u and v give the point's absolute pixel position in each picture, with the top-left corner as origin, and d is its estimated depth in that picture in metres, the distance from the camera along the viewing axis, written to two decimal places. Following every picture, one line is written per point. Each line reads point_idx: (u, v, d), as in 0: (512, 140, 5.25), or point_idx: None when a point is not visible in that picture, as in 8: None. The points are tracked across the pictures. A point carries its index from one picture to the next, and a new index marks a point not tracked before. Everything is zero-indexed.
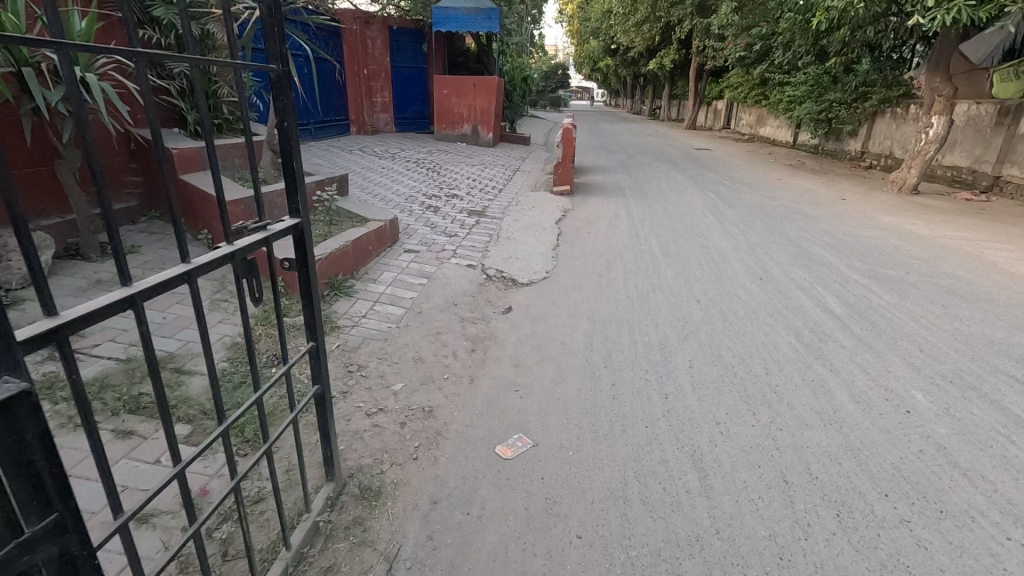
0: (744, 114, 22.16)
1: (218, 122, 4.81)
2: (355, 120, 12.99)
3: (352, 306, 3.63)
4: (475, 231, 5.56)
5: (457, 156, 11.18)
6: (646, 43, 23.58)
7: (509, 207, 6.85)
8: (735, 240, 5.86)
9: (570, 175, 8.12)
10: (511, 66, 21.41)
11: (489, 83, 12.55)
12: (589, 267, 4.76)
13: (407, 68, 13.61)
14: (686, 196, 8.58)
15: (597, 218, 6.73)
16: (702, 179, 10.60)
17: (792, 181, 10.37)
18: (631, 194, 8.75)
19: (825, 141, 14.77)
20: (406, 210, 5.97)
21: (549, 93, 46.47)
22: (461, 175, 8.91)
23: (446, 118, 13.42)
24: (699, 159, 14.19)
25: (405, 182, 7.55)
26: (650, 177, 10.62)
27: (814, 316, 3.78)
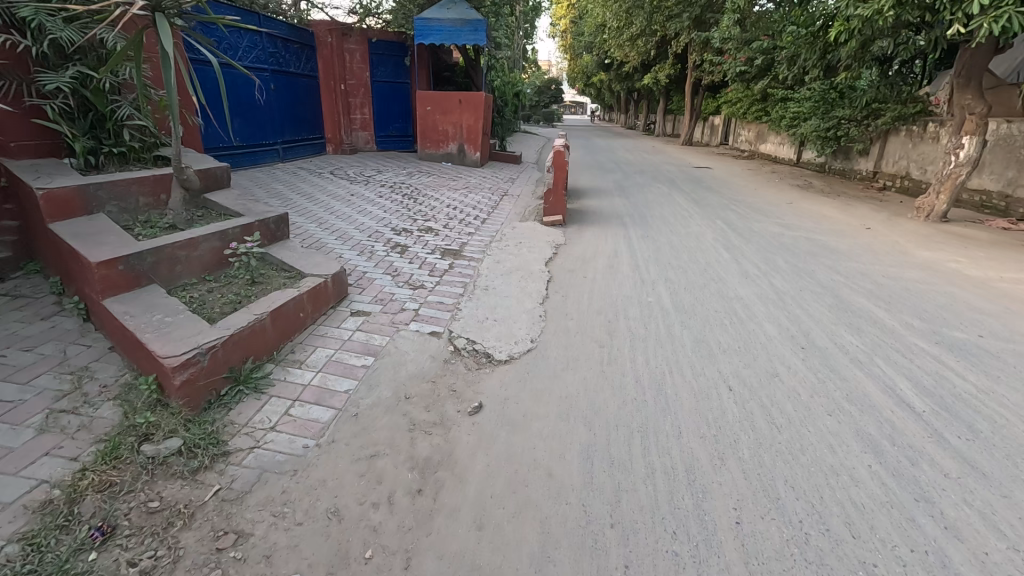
0: (743, 129, 21.50)
1: (122, 150, 3.83)
2: (331, 138, 12.10)
3: (259, 410, 2.62)
4: (447, 280, 4.59)
5: (441, 178, 10.32)
6: (641, 58, 22.99)
7: (492, 244, 5.89)
8: (758, 285, 4.95)
9: (563, 203, 7.20)
10: (501, 82, 20.68)
11: (476, 98, 11.69)
12: (586, 330, 3.82)
13: (389, 84, 12.75)
14: (693, 225, 7.66)
15: (594, 256, 5.79)
16: (707, 202, 9.73)
17: (804, 206, 9.56)
18: (631, 222, 7.86)
19: (832, 159, 14.00)
20: (366, 252, 5.02)
21: (543, 108, 45.98)
22: (442, 203, 7.97)
23: (431, 136, 12.52)
24: (701, 179, 13.38)
25: (374, 214, 6.60)
26: (651, 201, 9.76)
27: (888, 414, 2.81)
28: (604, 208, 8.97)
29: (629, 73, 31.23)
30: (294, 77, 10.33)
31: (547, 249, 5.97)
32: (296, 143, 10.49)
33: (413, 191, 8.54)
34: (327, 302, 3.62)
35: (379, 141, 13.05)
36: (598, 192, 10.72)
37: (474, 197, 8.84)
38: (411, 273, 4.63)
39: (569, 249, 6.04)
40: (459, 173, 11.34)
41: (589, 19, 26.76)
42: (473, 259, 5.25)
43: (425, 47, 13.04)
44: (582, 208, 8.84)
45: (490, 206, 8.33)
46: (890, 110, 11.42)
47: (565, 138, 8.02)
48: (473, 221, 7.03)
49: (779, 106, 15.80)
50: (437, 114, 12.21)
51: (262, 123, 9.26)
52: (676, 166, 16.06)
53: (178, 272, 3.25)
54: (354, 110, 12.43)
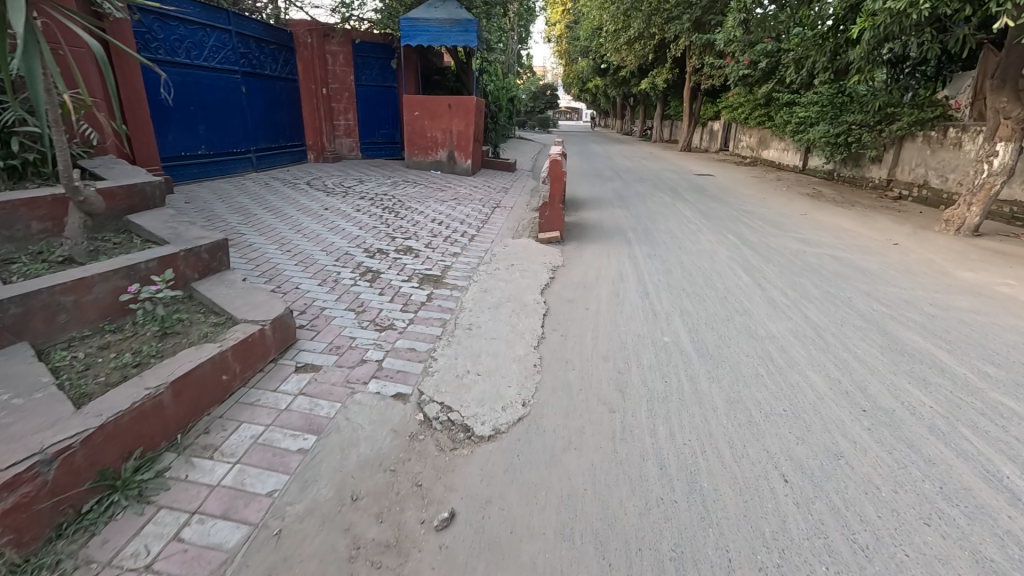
0: (744, 135, 20.92)
1: (13, 164, 3.08)
2: (313, 145, 11.36)
3: (135, 534, 1.86)
4: (423, 316, 3.83)
5: (429, 188, 9.60)
6: (639, 62, 22.44)
7: (479, 267, 5.14)
8: (791, 318, 4.22)
9: (560, 218, 6.48)
10: (495, 87, 20.03)
11: (467, 103, 10.99)
12: (592, 386, 3.07)
13: (375, 87, 12.03)
14: (704, 241, 6.93)
15: (597, 281, 5.05)
16: (716, 214, 9.03)
17: (819, 218, 8.88)
18: (635, 236, 7.13)
19: (842, 167, 13.39)
20: (330, 281, 4.28)
21: (538, 114, 45.42)
22: (427, 217, 7.22)
23: (419, 143, 11.80)
24: (705, 188, 12.71)
25: (348, 232, 5.85)
26: (655, 213, 9.05)
27: (1008, 523, 2.07)
28: (605, 221, 8.25)
29: (625, 78, 30.69)
30: (268, 80, 9.59)
31: (543, 272, 5.22)
32: (271, 151, 9.73)
33: (397, 204, 7.80)
34: (263, 356, 2.86)
35: (365, 148, 12.32)
36: (598, 203, 10.03)
37: (464, 209, 8.11)
38: (380, 309, 3.87)
39: (568, 273, 5.30)
40: (449, 182, 10.62)
41: (585, 23, 26.18)
42: (457, 288, 4.50)
43: (413, 49, 12.35)
44: (581, 221, 8.12)
45: (480, 219, 7.59)
46: (905, 114, 10.80)
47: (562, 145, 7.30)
48: (461, 239, 6.28)
49: (784, 111, 15.18)
50: (426, 119, 11.50)
51: (233, 129, 8.50)
52: (678, 174, 15.40)
53: (59, 324, 2.48)
54: (338, 115, 11.70)
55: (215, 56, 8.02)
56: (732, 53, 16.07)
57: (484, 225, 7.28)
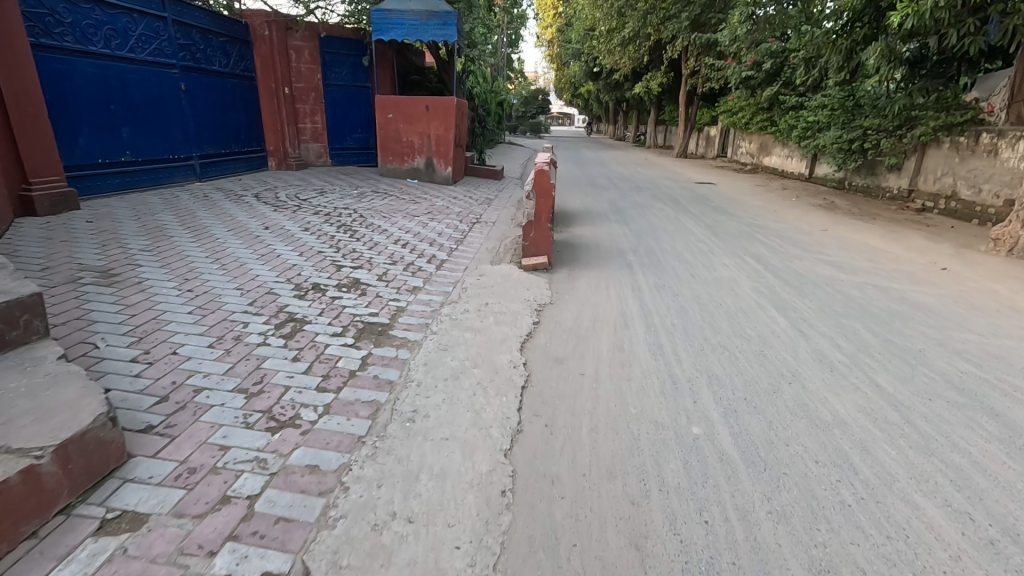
0: (743, 141, 20.04)
1: None
2: (274, 150, 10.20)
3: None
4: (346, 397, 2.68)
5: (400, 200, 8.47)
6: (633, 64, 21.50)
7: (442, 308, 4.00)
8: (858, 389, 3.11)
9: (548, 240, 5.36)
10: (482, 89, 18.96)
11: (447, 104, 9.96)
12: (592, 540, 1.93)
13: (345, 87, 10.88)
14: (719, 266, 5.84)
15: (595, 327, 3.92)
16: (727, 230, 7.96)
17: (841, 234, 7.87)
18: (637, 260, 6.02)
19: (854, 175, 12.45)
20: (230, 338, 3.13)
21: (528, 119, 44.51)
22: (389, 237, 6.07)
23: (394, 149, 10.65)
24: (708, 198, 11.68)
25: (283, 260, 4.69)
26: (657, 228, 7.96)
27: None
28: (601, 238, 7.15)
29: (618, 82, 29.83)
30: (218, 77, 8.45)
31: (526, 315, 4.07)
32: (221, 157, 8.56)
33: (357, 220, 6.65)
34: (34, 512, 1.69)
35: (335, 154, 11.15)
36: (591, 215, 8.95)
37: (437, 225, 6.97)
38: (286, 387, 2.70)
39: (557, 314, 4.16)
40: (425, 192, 9.52)
41: (578, 23, 25.28)
42: (408, 344, 3.35)
43: (389, 45, 11.23)
44: (572, 240, 7.02)
45: (455, 239, 6.44)
46: (928, 119, 9.84)
47: (551, 153, 6.20)
48: (426, 265, 5.14)
49: (790, 115, 14.22)
50: (401, 123, 10.37)
51: (169, 132, 7.35)
52: (676, 182, 14.39)
53: None
54: (303, 118, 10.54)
55: (145, 47, 6.89)
56: (733, 53, 15.11)
57: (458, 246, 6.13)
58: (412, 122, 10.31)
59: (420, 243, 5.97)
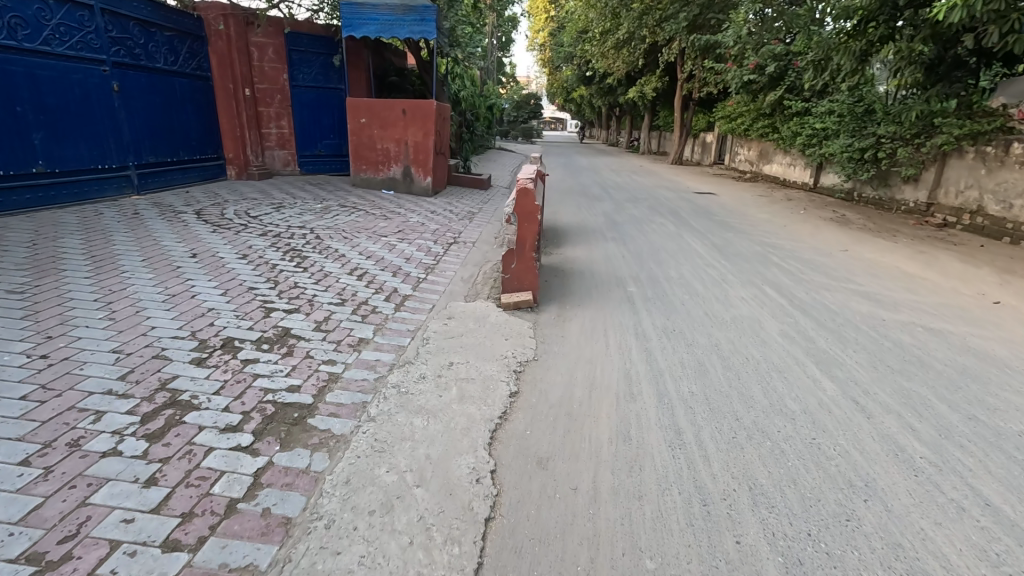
0: (741, 148, 19.32)
1: None
2: (233, 158, 9.20)
3: None
4: (205, 563, 1.71)
5: (369, 215, 7.53)
6: (627, 68, 20.71)
7: (390, 375, 3.04)
8: (965, 514, 2.19)
9: (532, 273, 4.42)
10: (468, 93, 18.06)
11: (427, 107, 9.14)
12: None
13: (314, 89, 9.92)
14: (735, 301, 4.94)
15: (591, 401, 2.98)
16: (738, 251, 7.09)
17: (865, 257, 7.03)
18: (640, 292, 5.10)
19: (865, 186, 11.65)
20: (63, 443, 2.16)
21: (520, 124, 43.67)
22: (346, 264, 5.10)
23: (367, 157, 9.69)
24: (710, 211, 10.83)
25: (197, 303, 3.71)
26: (659, 249, 7.07)
27: None
28: (595, 262, 6.23)
29: (612, 86, 29.15)
30: (162, 75, 7.50)
31: (502, 382, 3.13)
32: (165, 167, 7.58)
33: (310, 242, 5.68)
34: None
35: (303, 161, 10.14)
36: (584, 232, 8.05)
37: (406, 248, 6.01)
38: (111, 545, 1.73)
39: (541, 380, 3.22)
40: (401, 206, 8.58)
41: (570, 25, 24.54)
42: (329, 443, 2.39)
43: (363, 44, 10.29)
44: (563, 265, 6.10)
45: (425, 266, 5.47)
46: (949, 126, 9.06)
47: (536, 165, 5.28)
48: (383, 305, 4.18)
49: (794, 121, 13.47)
50: (375, 128, 9.43)
51: (96, 139, 6.38)
52: (674, 192, 13.56)
53: None
54: (267, 123, 9.57)
55: (64, 39, 5.91)
56: (733, 57, 14.36)
57: (428, 275, 5.17)
58: (387, 128, 9.39)
59: (380, 273, 5.00)
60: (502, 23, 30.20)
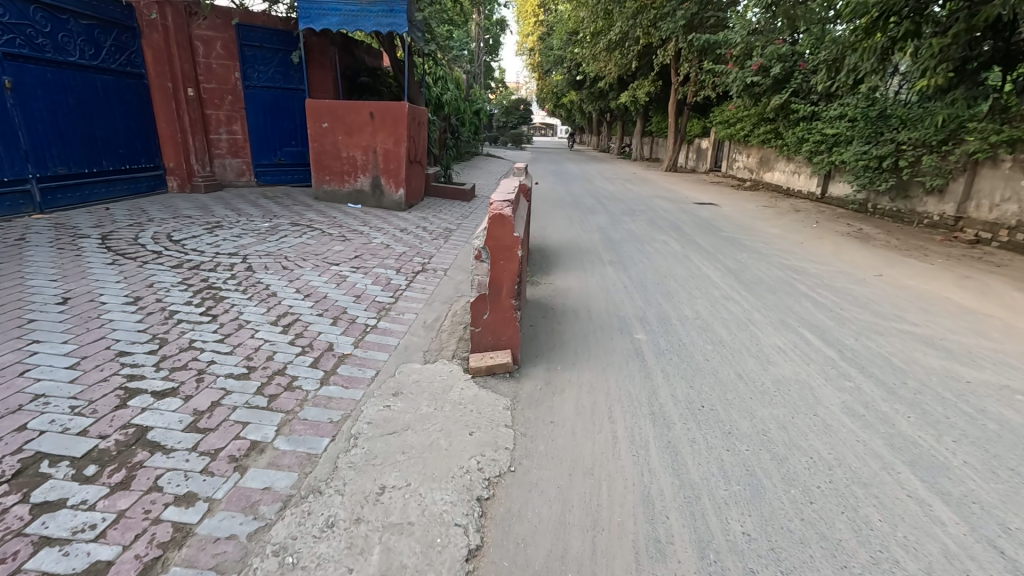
0: (739, 155, 18.45)
1: None
2: (176, 167, 8.02)
3: None
4: None
5: (325, 235, 6.40)
6: (620, 71, 19.84)
7: (275, 525, 1.93)
8: None
9: (512, 326, 3.31)
10: (452, 97, 17.03)
11: (399, 108, 8.11)
12: None
13: (270, 89, 8.85)
14: (770, 354, 3.89)
15: (596, 567, 1.88)
16: (757, 278, 6.07)
17: (904, 283, 6.04)
18: (649, 342, 4.04)
19: (880, 197, 10.74)
20: None
21: (509, 129, 42.77)
22: (272, 308, 3.96)
23: (331, 166, 8.54)
24: (715, 225, 9.84)
25: (19, 387, 2.56)
26: (665, 276, 6.02)
27: None
28: (591, 296, 5.15)
29: (603, 91, 28.33)
30: (76, 71, 6.35)
31: (456, 529, 2.01)
32: (83, 180, 6.46)
33: (236, 275, 4.54)
34: None
35: (259, 172, 9.07)
36: (576, 254, 6.99)
37: (359, 280, 4.88)
38: None
39: (519, 516, 2.12)
40: (366, 223, 7.47)
41: (561, 26, 23.64)
42: None
43: (327, 39, 9.24)
44: (553, 300, 5.02)
45: (378, 306, 4.34)
46: (984, 131, 8.15)
47: (516, 180, 4.22)
48: (306, 375, 3.05)
49: (800, 127, 12.57)
50: (340, 134, 8.32)
51: None
52: (673, 203, 12.58)
53: None
54: (215, 127, 8.42)
55: None
56: (735, 57, 13.45)
57: (380, 321, 4.05)
58: (353, 133, 8.31)
59: (316, 320, 3.86)
60: (490, 27, 29.33)
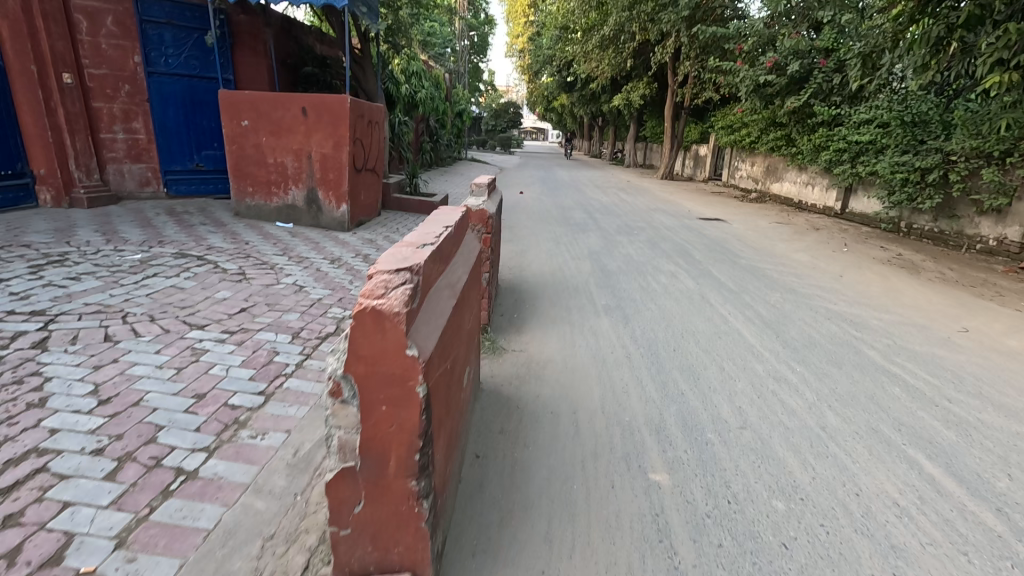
0: (742, 162, 16.97)
1: None
2: (48, 174, 6.23)
3: None
4: None
5: (217, 272, 4.70)
6: (614, 70, 18.33)
7: None
8: None
9: (415, 529, 1.62)
10: (429, 97, 15.40)
11: (337, 101, 6.46)
12: None
13: (181, 78, 7.17)
14: (884, 525, 2.23)
15: None
16: (805, 337, 4.44)
17: (1002, 343, 4.46)
18: (675, 493, 2.37)
19: (918, 216, 9.22)
20: None
21: (499, 133, 41.20)
22: (12, 438, 2.26)
23: (254, 174, 6.79)
24: (727, 248, 8.26)
25: None
26: (680, 334, 4.38)
27: None
28: (580, 379, 3.47)
29: (595, 93, 26.86)
30: None
31: None
32: None
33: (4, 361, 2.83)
34: None
35: (170, 181, 7.36)
36: (561, 295, 5.35)
37: (224, 357, 3.18)
38: None
39: None
40: (289, 249, 5.78)
41: (551, 23, 22.10)
42: None
43: (260, 18, 7.71)
44: (521, 387, 3.34)
45: (229, 415, 2.64)
46: None
47: (448, 216, 2.57)
48: None
49: (819, 133, 11.08)
50: (266, 136, 6.62)
51: None
52: (674, 218, 11.01)
53: None
54: (107, 125, 6.69)
55: None
56: (743, 55, 11.92)
57: (212, 455, 2.34)
58: (282, 132, 6.61)
59: (78, 467, 2.14)
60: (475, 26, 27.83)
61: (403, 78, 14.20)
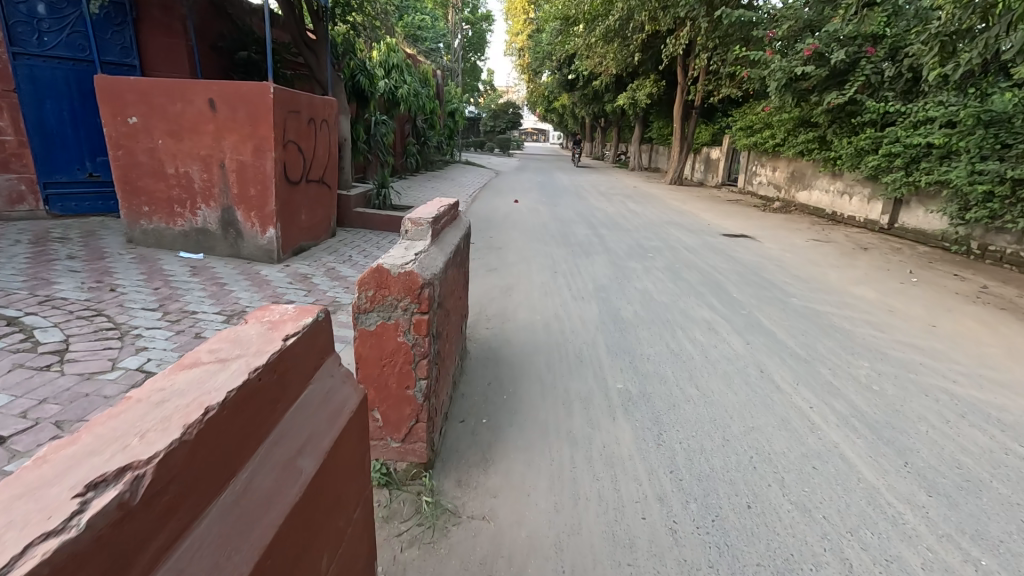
0: (761, 167, 15.30)
1: None
2: None
3: None
4: None
5: (19, 351, 3.01)
6: (620, 66, 16.67)
7: None
8: None
9: None
10: (413, 93, 13.74)
11: (255, 90, 4.79)
12: None
13: (62, 62, 5.51)
14: None
15: None
16: (949, 463, 2.75)
17: None
18: None
19: (999, 236, 7.56)
20: None
21: (497, 134, 39.47)
22: None
23: (149, 187, 5.10)
24: (767, 279, 6.58)
25: None
26: (749, 461, 2.69)
27: None
28: None
29: (597, 92, 25.17)
30: None
31: None
32: None
33: None
34: None
35: (52, 196, 5.71)
36: (557, 370, 3.67)
37: None
38: None
39: None
40: (175, 296, 4.11)
41: (551, 15, 20.43)
42: None
43: None
44: None
45: None
46: None
47: (208, 377, 0.89)
48: None
49: (866, 135, 9.42)
50: (163, 137, 4.94)
51: None
52: (694, 236, 9.34)
53: None
54: None
55: None
56: (775, 42, 10.29)
57: None
58: (183, 132, 4.93)
59: None
60: None
61: (381, 72, 12.52)
